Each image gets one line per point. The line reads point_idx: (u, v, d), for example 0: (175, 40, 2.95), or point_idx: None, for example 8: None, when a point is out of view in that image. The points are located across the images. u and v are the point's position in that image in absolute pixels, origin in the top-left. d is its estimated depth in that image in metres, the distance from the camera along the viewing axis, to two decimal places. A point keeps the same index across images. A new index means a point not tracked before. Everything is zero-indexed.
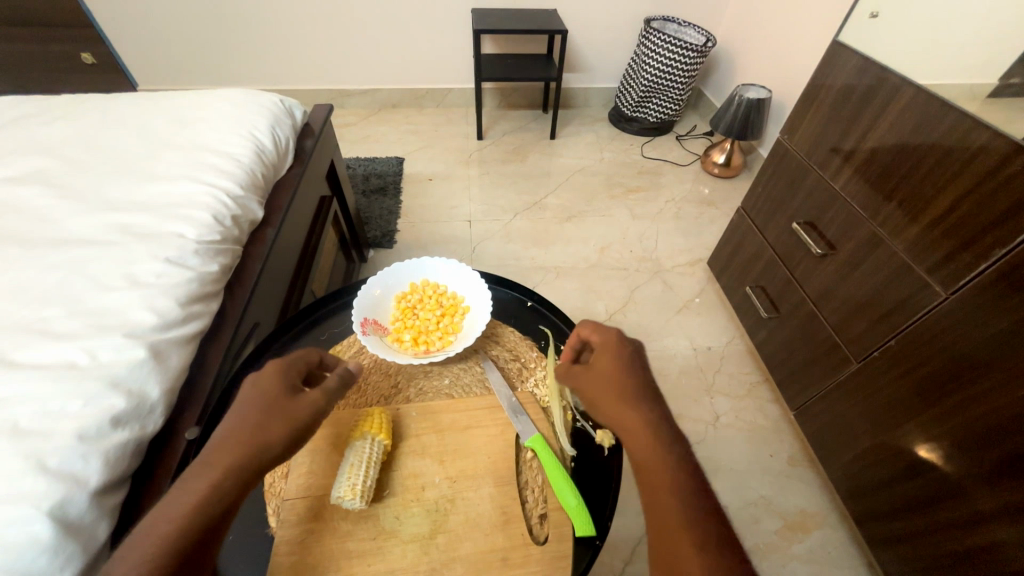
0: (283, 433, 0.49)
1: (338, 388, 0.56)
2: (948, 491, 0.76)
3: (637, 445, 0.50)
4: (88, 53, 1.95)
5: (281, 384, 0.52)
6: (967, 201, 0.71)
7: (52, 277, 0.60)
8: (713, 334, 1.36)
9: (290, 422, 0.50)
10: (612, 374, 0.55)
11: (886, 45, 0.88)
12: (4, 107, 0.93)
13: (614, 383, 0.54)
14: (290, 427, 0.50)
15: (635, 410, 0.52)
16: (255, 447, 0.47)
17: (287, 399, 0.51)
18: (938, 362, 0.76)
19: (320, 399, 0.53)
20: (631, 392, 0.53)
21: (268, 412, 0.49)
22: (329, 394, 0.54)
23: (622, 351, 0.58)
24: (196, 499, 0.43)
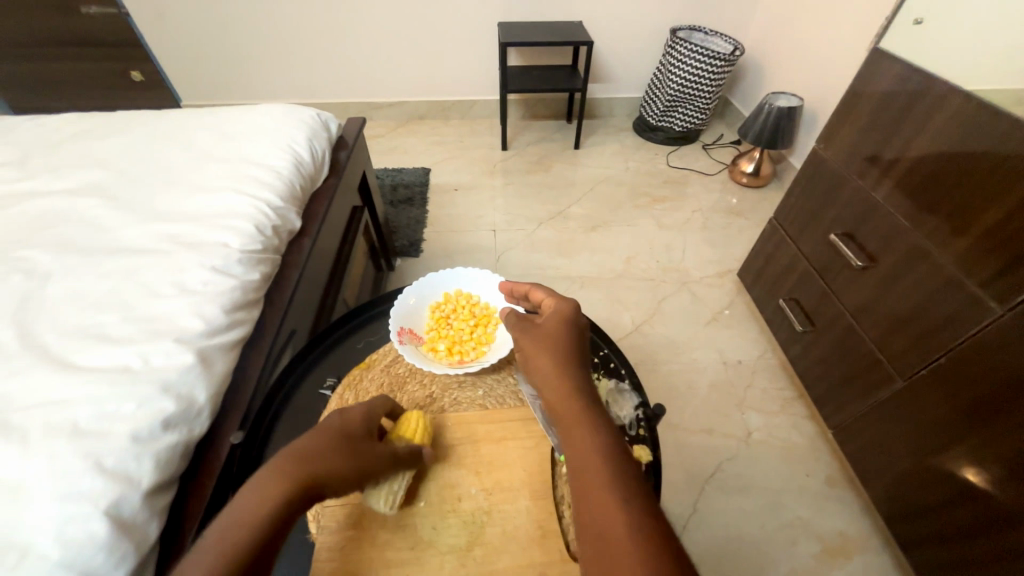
0: (349, 477, 0.50)
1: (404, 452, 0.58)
2: (1008, 521, 0.71)
3: (562, 402, 0.51)
4: (137, 72, 2.07)
5: (364, 426, 0.55)
6: (1023, 213, 0.67)
7: (108, 284, 0.63)
8: (743, 348, 1.33)
9: (359, 466, 0.51)
10: (554, 339, 0.57)
11: (933, 52, 0.85)
12: (65, 123, 0.99)
13: (553, 347, 0.56)
14: (357, 471, 0.51)
15: (565, 371, 0.54)
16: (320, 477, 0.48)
17: (364, 441, 0.53)
18: (993, 383, 0.71)
19: (387, 457, 0.55)
20: (566, 356, 0.55)
21: (344, 449, 0.51)
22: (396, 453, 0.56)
23: (570, 320, 0.59)
24: (254, 515, 0.43)
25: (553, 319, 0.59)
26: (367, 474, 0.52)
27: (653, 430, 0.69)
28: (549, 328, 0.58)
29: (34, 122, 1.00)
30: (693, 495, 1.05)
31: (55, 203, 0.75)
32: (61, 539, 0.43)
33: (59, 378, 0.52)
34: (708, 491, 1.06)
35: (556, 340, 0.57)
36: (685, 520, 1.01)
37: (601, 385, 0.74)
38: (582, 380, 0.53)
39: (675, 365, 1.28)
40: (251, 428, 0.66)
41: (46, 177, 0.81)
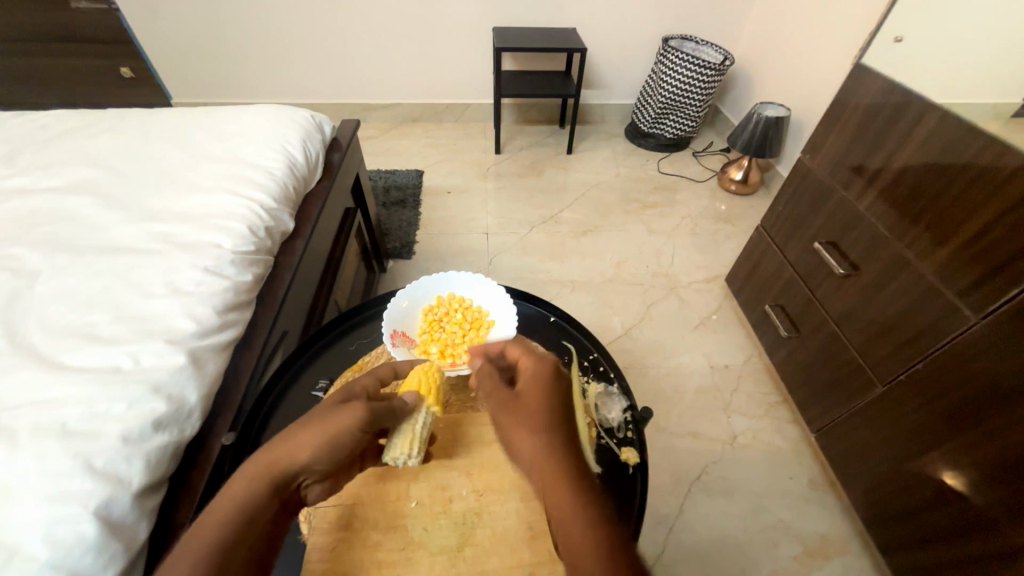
0: (316, 447, 0.50)
1: (386, 411, 0.56)
2: (980, 522, 0.74)
3: (558, 503, 0.46)
4: (127, 68, 2.04)
5: (333, 397, 0.55)
6: (998, 226, 0.70)
7: (99, 284, 0.63)
8: (730, 352, 1.35)
9: (327, 433, 0.50)
10: (533, 410, 0.54)
11: (912, 68, 0.89)
12: (54, 120, 0.98)
13: (534, 421, 0.53)
14: (328, 439, 0.50)
15: (549, 448, 0.50)
16: (283, 460, 0.49)
17: (329, 410, 0.53)
18: (969, 389, 0.74)
19: (359, 411, 0.53)
20: (548, 430, 0.52)
21: (305, 423, 0.51)
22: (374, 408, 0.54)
23: (550, 386, 0.57)
24: (229, 498, 0.46)
25: (532, 386, 0.56)
26: (341, 438, 0.51)
27: (641, 433, 0.71)
28: (528, 398, 0.55)
29: (22, 118, 0.98)
30: (680, 497, 1.07)
31: (44, 200, 0.74)
32: (49, 539, 0.43)
33: (49, 378, 0.52)
34: (694, 493, 1.08)
35: (537, 412, 0.54)
36: (671, 522, 1.03)
37: (590, 388, 0.76)
38: (571, 456, 0.50)
39: (663, 369, 1.30)
40: (243, 429, 0.66)
41: (35, 174, 0.80)
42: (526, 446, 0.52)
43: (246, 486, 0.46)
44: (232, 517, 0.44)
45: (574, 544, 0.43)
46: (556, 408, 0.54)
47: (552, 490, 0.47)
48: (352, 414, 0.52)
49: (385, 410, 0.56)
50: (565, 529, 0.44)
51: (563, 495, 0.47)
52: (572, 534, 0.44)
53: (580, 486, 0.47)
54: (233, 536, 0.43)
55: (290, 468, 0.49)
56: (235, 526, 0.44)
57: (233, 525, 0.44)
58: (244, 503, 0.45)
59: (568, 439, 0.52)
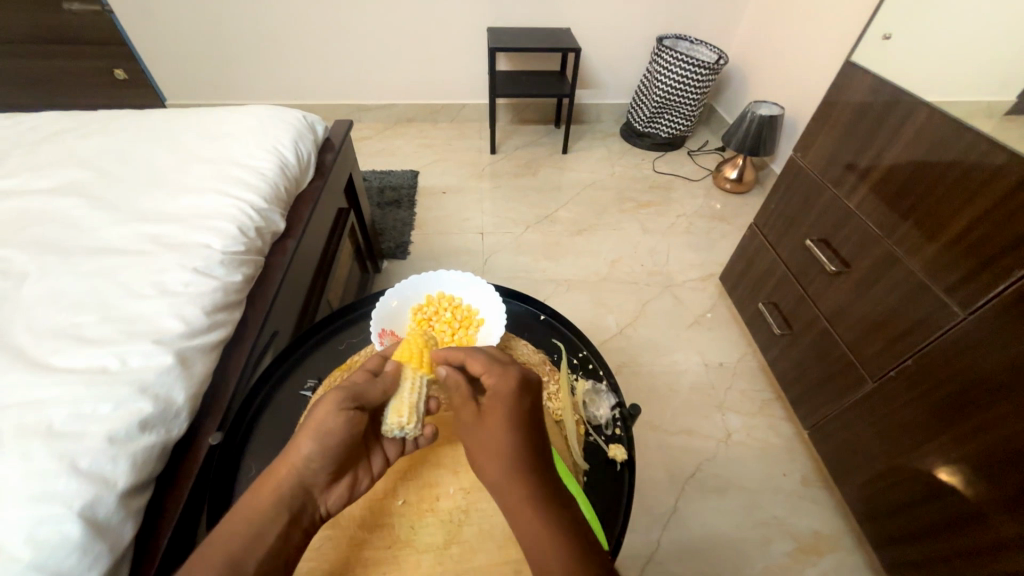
0: (308, 449, 0.51)
1: (365, 388, 0.56)
2: (970, 516, 0.74)
3: (524, 524, 0.49)
4: (121, 70, 2.04)
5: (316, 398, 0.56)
6: (985, 222, 0.71)
7: (86, 285, 0.63)
8: (725, 350, 1.36)
9: (312, 432, 0.51)
10: (500, 432, 0.54)
11: (899, 66, 0.89)
12: (44, 121, 0.98)
13: (501, 446, 0.53)
14: (317, 439, 0.51)
15: (517, 472, 0.52)
16: (283, 473, 0.50)
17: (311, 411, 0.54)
18: (958, 384, 0.74)
19: (333, 401, 0.53)
20: (514, 452, 0.53)
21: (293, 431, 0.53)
22: (349, 392, 0.54)
23: (514, 408, 0.55)
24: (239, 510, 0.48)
25: (498, 407, 0.55)
26: (327, 433, 0.51)
27: (629, 430, 0.70)
28: (493, 421, 0.54)
29: (12, 119, 0.98)
30: (674, 495, 1.07)
31: (32, 202, 0.74)
32: (33, 540, 0.42)
33: (34, 379, 0.52)
34: (688, 491, 1.08)
35: (502, 434, 0.53)
36: (665, 520, 1.03)
37: (579, 385, 0.76)
38: (537, 480, 0.52)
39: (657, 367, 1.30)
40: (231, 429, 0.66)
41: (25, 176, 0.80)
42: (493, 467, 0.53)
43: (254, 501, 0.49)
44: (241, 531, 0.46)
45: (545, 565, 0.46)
46: (521, 430, 0.54)
47: (521, 513, 0.50)
48: (328, 406, 0.53)
49: (365, 387, 0.56)
50: (537, 552, 0.47)
51: (533, 516, 0.49)
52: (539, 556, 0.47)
53: (549, 510, 0.50)
54: (245, 546, 0.45)
55: (293, 477, 0.50)
56: (243, 538, 0.46)
57: (244, 538, 0.46)
58: (254, 516, 0.47)
59: (535, 461, 0.53)
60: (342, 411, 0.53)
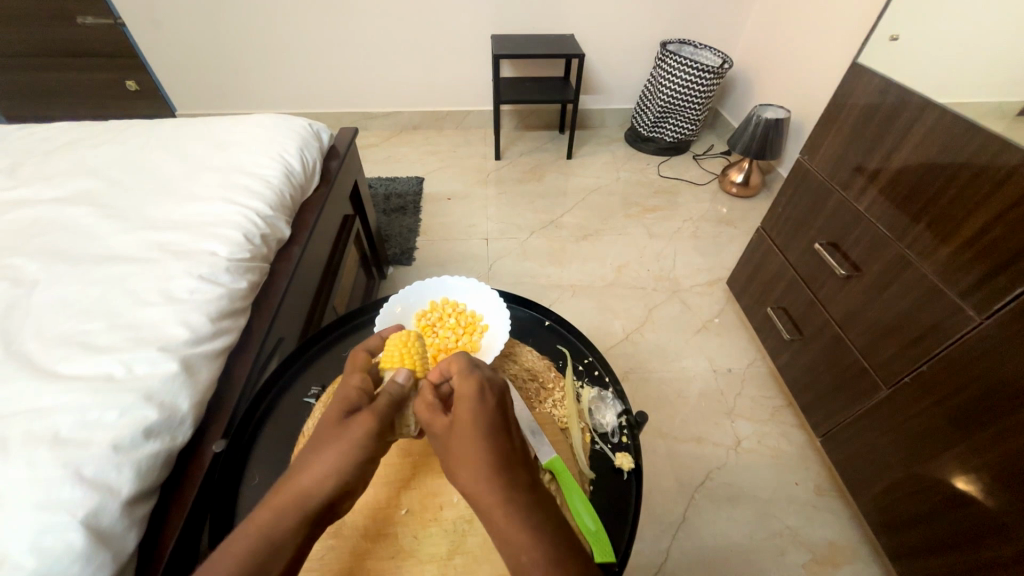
0: (338, 466, 0.49)
1: (390, 406, 0.56)
2: (990, 528, 0.72)
3: (507, 539, 0.45)
4: (133, 81, 2.08)
5: (337, 413, 0.55)
6: (1000, 223, 0.69)
7: (94, 292, 0.63)
8: (734, 356, 1.34)
9: (346, 450, 0.50)
10: (466, 430, 0.52)
11: (907, 67, 0.88)
12: (56, 132, 1.00)
13: (468, 443, 0.50)
14: (350, 457, 0.50)
15: (485, 469, 0.48)
16: (308, 489, 0.48)
17: (338, 429, 0.53)
18: (975, 391, 0.72)
19: (368, 420, 0.53)
20: (482, 450, 0.50)
21: (319, 448, 0.50)
22: (379, 412, 0.54)
23: (483, 413, 0.53)
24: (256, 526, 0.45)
25: (465, 407, 0.53)
26: (358, 452, 0.51)
27: (636, 438, 0.69)
28: (460, 422, 0.52)
29: (25, 131, 1.00)
30: (684, 504, 1.05)
31: (43, 211, 0.75)
32: (37, 549, 0.42)
33: (40, 386, 0.52)
34: (698, 499, 1.06)
35: (467, 433, 0.51)
36: (675, 529, 1.01)
37: (584, 393, 0.75)
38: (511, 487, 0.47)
39: (665, 373, 1.29)
40: (235, 436, 0.67)
41: (37, 185, 0.81)
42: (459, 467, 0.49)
43: (273, 512, 0.46)
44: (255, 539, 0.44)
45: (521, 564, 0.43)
46: (490, 428, 0.52)
47: (491, 512, 0.47)
48: (363, 425, 0.52)
49: (391, 406, 0.56)
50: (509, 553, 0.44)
51: (507, 523, 0.45)
52: (513, 556, 0.44)
53: (521, 508, 0.46)
54: (264, 558, 0.43)
55: (317, 495, 0.48)
56: (264, 550, 0.44)
57: (262, 552, 0.43)
58: (272, 528, 0.45)
59: (508, 459, 0.50)
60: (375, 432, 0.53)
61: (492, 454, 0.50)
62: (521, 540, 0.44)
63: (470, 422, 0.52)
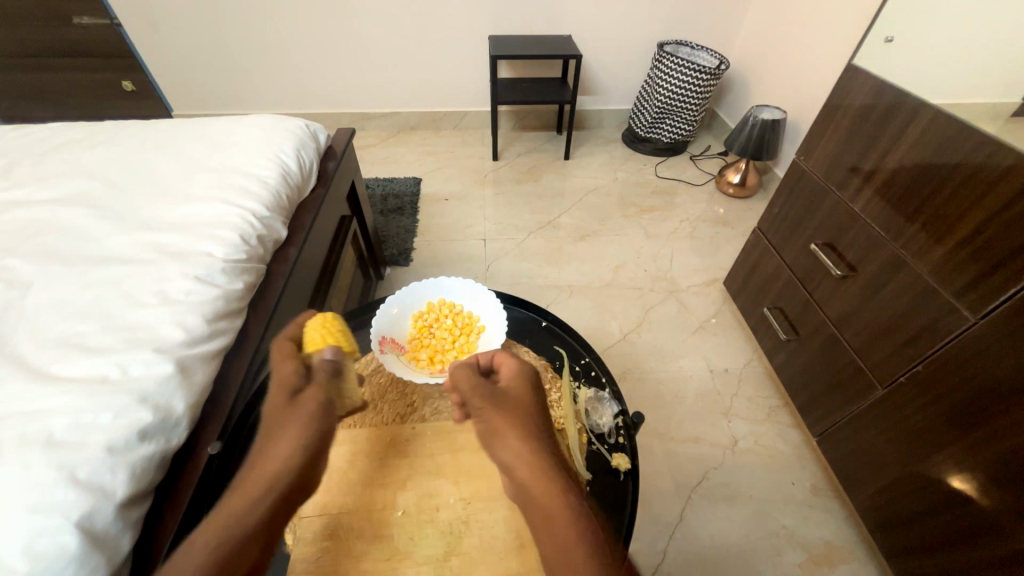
0: (301, 443, 0.54)
1: (331, 381, 0.61)
2: (985, 526, 0.72)
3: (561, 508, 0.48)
4: (129, 81, 2.07)
5: (283, 394, 0.57)
6: (993, 224, 0.69)
7: (88, 293, 0.63)
8: (730, 356, 1.34)
9: (302, 427, 0.55)
10: (522, 412, 0.57)
11: (903, 68, 0.88)
12: (51, 133, 0.99)
13: (526, 423, 0.55)
14: (308, 433, 0.55)
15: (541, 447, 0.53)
16: (276, 470, 0.52)
17: (289, 406, 0.57)
18: (970, 390, 0.73)
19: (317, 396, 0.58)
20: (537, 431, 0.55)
21: (279, 427, 0.54)
22: (323, 388, 0.59)
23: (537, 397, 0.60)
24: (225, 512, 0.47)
25: (521, 393, 0.59)
26: (313, 428, 0.56)
27: (632, 438, 0.70)
28: (517, 403, 0.58)
29: (19, 131, 1.00)
30: (680, 504, 1.05)
31: (37, 212, 0.75)
32: (30, 551, 0.42)
33: (34, 388, 0.52)
34: (694, 499, 1.06)
35: (524, 414, 0.56)
36: (673, 530, 1.01)
37: (581, 393, 0.75)
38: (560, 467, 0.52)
39: (662, 373, 1.29)
40: (231, 438, 0.66)
41: (31, 186, 0.81)
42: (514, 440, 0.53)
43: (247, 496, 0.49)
44: (231, 524, 0.46)
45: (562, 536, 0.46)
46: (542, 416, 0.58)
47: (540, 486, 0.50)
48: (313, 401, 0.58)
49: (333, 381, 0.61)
50: (555, 523, 0.47)
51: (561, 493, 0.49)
52: (559, 525, 0.47)
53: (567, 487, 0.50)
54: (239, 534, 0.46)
55: (286, 474, 0.52)
56: (241, 532, 0.46)
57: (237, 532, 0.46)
58: (246, 511, 0.47)
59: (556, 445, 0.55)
60: (325, 407, 0.58)
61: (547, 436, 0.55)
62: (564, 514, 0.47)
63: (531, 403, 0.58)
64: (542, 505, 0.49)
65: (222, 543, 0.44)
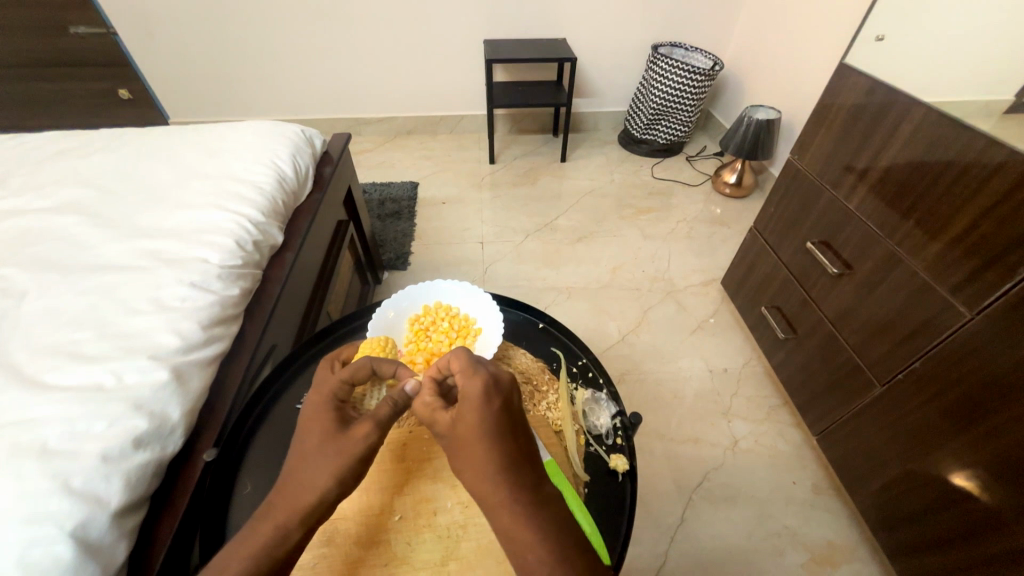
0: (337, 477, 0.50)
1: (390, 417, 0.56)
2: (988, 523, 0.72)
3: (520, 547, 0.44)
4: (125, 90, 2.08)
5: (330, 421, 0.54)
6: (987, 219, 0.70)
7: (84, 302, 0.63)
8: (729, 356, 1.34)
9: (345, 460, 0.51)
10: (470, 437, 0.49)
11: (894, 66, 0.89)
12: (46, 142, 0.99)
13: (473, 447, 0.49)
14: (351, 462, 0.51)
15: (493, 476, 0.47)
16: (310, 496, 0.49)
17: (336, 435, 0.53)
18: (967, 386, 0.73)
19: (368, 430, 0.53)
20: (487, 457, 0.48)
21: (318, 456, 0.51)
22: (379, 422, 0.54)
23: (483, 413, 0.51)
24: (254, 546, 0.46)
25: (468, 407, 0.51)
26: (357, 464, 0.52)
27: (630, 439, 0.69)
28: (466, 425, 0.50)
29: (15, 141, 1.00)
30: (682, 505, 1.05)
31: (33, 221, 0.75)
32: (24, 562, 0.42)
33: (28, 398, 0.52)
34: (696, 501, 1.05)
35: (472, 439, 0.49)
36: (674, 532, 1.01)
37: (578, 395, 0.75)
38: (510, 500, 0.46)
39: (661, 374, 1.29)
40: (228, 445, 0.66)
41: (27, 195, 0.81)
42: (470, 471, 0.48)
43: (277, 521, 0.47)
44: (258, 552, 0.45)
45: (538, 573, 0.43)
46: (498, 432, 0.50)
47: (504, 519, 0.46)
48: (364, 435, 0.53)
49: (394, 415, 0.56)
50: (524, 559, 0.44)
51: (515, 523, 0.45)
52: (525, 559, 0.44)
53: (529, 516, 0.45)
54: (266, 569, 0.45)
55: (319, 505, 0.49)
56: (269, 558, 0.46)
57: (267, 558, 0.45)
58: (276, 539, 0.46)
59: (518, 461, 0.49)
60: (375, 444, 0.53)
61: (498, 461, 0.48)
62: (533, 544, 0.44)
63: (478, 425, 0.50)
64: (507, 537, 0.45)
65: None
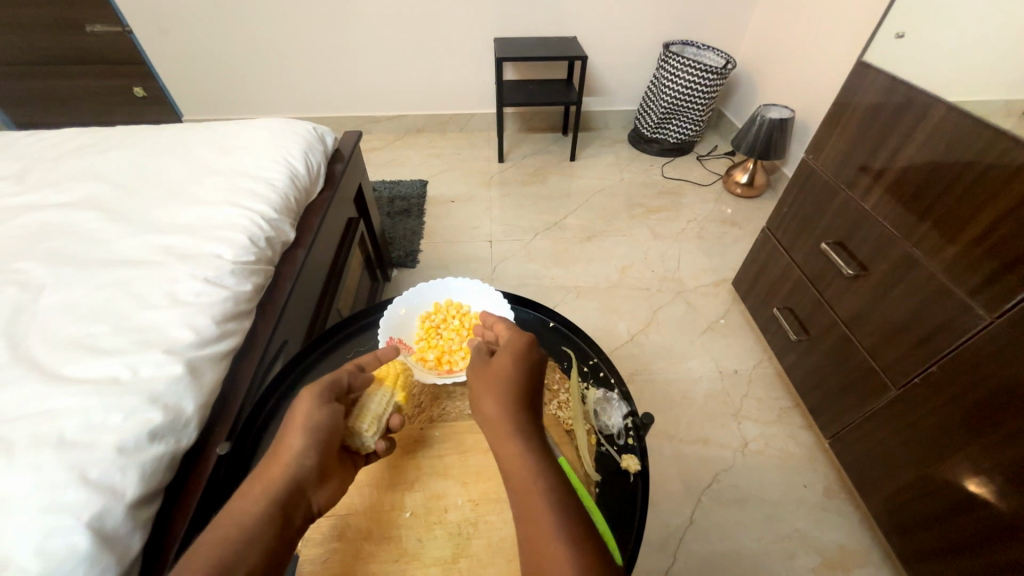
0: (297, 443, 0.53)
1: (337, 387, 0.60)
2: (1004, 531, 0.70)
3: (521, 478, 0.49)
4: (140, 87, 2.11)
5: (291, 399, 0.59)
6: (1009, 220, 0.68)
7: (99, 295, 0.63)
8: (740, 357, 1.32)
9: (298, 425, 0.54)
10: (502, 382, 0.57)
11: (911, 65, 0.87)
12: (65, 138, 1.01)
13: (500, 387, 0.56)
14: (306, 426, 0.54)
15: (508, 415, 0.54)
16: (279, 470, 0.52)
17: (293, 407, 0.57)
18: (985, 391, 0.71)
19: (311, 395, 0.57)
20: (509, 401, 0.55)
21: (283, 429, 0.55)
22: (325, 389, 0.58)
23: (521, 358, 0.60)
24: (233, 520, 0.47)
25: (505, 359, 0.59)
26: (312, 429, 0.55)
27: (642, 440, 0.69)
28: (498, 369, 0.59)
29: (34, 137, 1.01)
30: (691, 506, 1.04)
31: (51, 216, 0.76)
32: (42, 551, 0.42)
33: (47, 390, 0.52)
34: (705, 502, 1.04)
35: (503, 385, 0.57)
36: (682, 533, 1.00)
37: (590, 394, 0.75)
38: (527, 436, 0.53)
39: (670, 375, 1.28)
40: (240, 440, 0.66)
41: (45, 190, 0.82)
42: (495, 414, 0.54)
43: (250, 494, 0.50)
44: (236, 520, 0.47)
45: (536, 513, 0.46)
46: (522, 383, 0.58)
47: (518, 463, 0.50)
48: (308, 401, 0.57)
49: (340, 388, 0.60)
50: (524, 493, 0.48)
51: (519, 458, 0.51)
52: (534, 496, 0.47)
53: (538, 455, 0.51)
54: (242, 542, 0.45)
55: (288, 476, 0.51)
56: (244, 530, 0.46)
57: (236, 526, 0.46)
58: (247, 512, 0.48)
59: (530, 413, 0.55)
60: (325, 409, 0.57)
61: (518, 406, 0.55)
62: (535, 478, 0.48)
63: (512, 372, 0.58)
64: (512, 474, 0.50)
65: (226, 547, 0.45)
